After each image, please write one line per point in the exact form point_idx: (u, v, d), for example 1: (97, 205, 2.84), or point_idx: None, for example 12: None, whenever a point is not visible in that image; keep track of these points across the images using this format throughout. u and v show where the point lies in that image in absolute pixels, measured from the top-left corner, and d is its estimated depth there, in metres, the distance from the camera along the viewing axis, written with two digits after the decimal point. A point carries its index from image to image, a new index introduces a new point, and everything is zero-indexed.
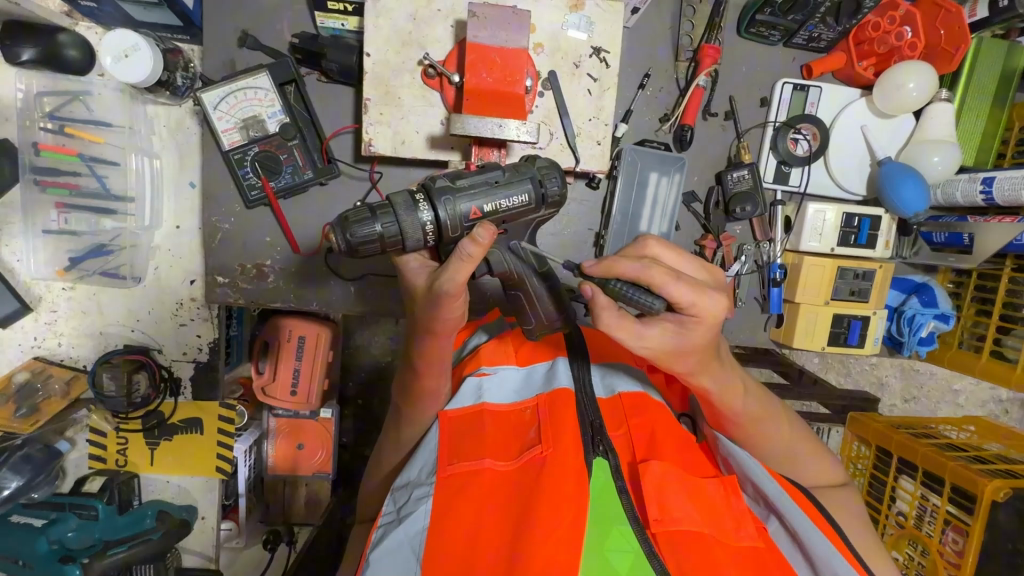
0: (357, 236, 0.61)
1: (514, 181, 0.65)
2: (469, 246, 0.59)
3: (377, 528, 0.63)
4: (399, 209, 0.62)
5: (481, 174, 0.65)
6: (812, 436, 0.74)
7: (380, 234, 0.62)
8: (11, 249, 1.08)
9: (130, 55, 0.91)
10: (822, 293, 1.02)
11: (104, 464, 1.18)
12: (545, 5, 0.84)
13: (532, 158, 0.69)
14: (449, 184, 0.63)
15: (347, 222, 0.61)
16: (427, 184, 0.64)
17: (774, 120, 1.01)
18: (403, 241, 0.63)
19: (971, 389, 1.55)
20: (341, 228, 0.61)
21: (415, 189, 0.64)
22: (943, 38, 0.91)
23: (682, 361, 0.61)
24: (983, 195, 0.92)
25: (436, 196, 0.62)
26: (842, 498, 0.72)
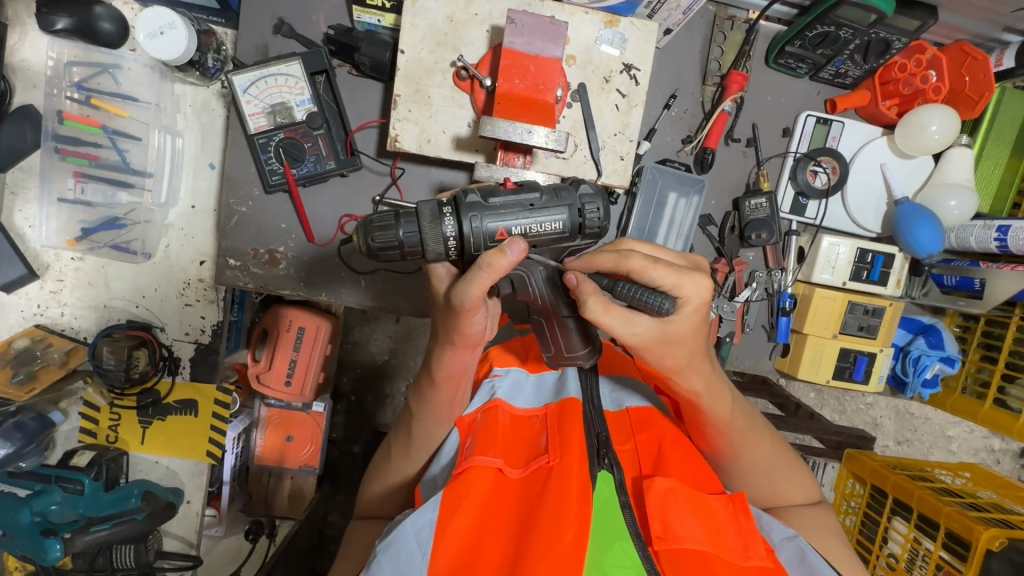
0: (378, 241, 0.62)
1: (550, 202, 0.63)
2: (494, 258, 0.59)
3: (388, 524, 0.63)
4: (424, 219, 0.62)
5: (517, 195, 0.63)
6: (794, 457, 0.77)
7: (402, 241, 0.62)
8: (24, 214, 1.08)
9: (165, 32, 0.92)
10: (831, 326, 1.03)
11: (95, 439, 1.17)
12: (581, 19, 0.85)
13: (576, 180, 0.67)
14: (480, 201, 0.62)
15: (373, 224, 0.62)
16: (458, 198, 0.63)
17: (795, 151, 1.01)
18: (423, 251, 0.63)
19: (965, 436, 1.55)
20: (364, 230, 0.62)
21: (445, 201, 0.63)
22: (967, 85, 0.93)
23: (675, 352, 0.64)
24: (997, 242, 0.93)
25: (464, 210, 0.61)
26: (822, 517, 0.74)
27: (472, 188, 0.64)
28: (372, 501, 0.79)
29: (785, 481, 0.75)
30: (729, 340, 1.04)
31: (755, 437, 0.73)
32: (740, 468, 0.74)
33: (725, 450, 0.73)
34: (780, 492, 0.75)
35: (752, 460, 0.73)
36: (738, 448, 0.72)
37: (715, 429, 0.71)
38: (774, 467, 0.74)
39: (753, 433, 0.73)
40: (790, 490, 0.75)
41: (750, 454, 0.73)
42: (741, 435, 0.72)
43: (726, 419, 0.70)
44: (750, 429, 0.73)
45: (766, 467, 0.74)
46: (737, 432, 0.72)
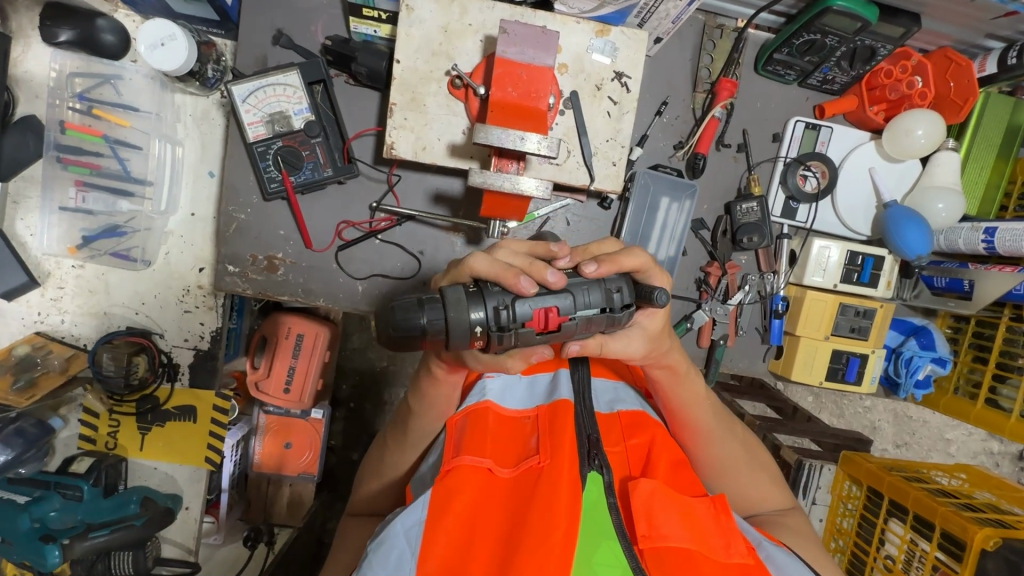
0: (401, 333, 0.54)
1: (577, 332, 0.59)
2: (514, 361, 0.60)
3: (374, 522, 0.64)
4: (454, 326, 0.55)
5: (551, 333, 0.58)
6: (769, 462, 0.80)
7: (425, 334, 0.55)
8: (26, 223, 1.09)
9: (166, 44, 0.93)
10: (823, 328, 1.04)
11: (94, 446, 1.18)
12: (573, 28, 0.86)
13: (615, 317, 0.59)
14: (515, 330, 0.56)
15: (393, 316, 0.54)
16: (493, 333, 0.56)
17: (785, 155, 1.03)
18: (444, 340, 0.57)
19: (963, 438, 1.56)
20: (384, 318, 0.55)
21: (478, 337, 0.55)
22: (953, 89, 0.94)
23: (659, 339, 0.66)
24: (984, 244, 0.94)
25: (496, 336, 0.56)
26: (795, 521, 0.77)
27: (511, 321, 0.56)
28: (367, 498, 0.80)
29: (765, 491, 0.77)
30: (723, 342, 1.05)
31: (736, 445, 0.76)
32: (719, 473, 0.77)
33: (704, 454, 0.76)
34: (757, 500, 0.77)
35: (732, 466, 0.76)
36: (715, 453, 0.76)
37: (699, 428, 0.75)
38: (755, 476, 0.77)
39: (736, 440, 0.76)
40: (767, 499, 0.78)
41: (730, 460, 0.76)
42: (721, 440, 0.75)
43: (709, 420, 0.74)
44: (733, 433, 0.76)
45: (748, 476, 0.77)
46: (717, 436, 0.75)
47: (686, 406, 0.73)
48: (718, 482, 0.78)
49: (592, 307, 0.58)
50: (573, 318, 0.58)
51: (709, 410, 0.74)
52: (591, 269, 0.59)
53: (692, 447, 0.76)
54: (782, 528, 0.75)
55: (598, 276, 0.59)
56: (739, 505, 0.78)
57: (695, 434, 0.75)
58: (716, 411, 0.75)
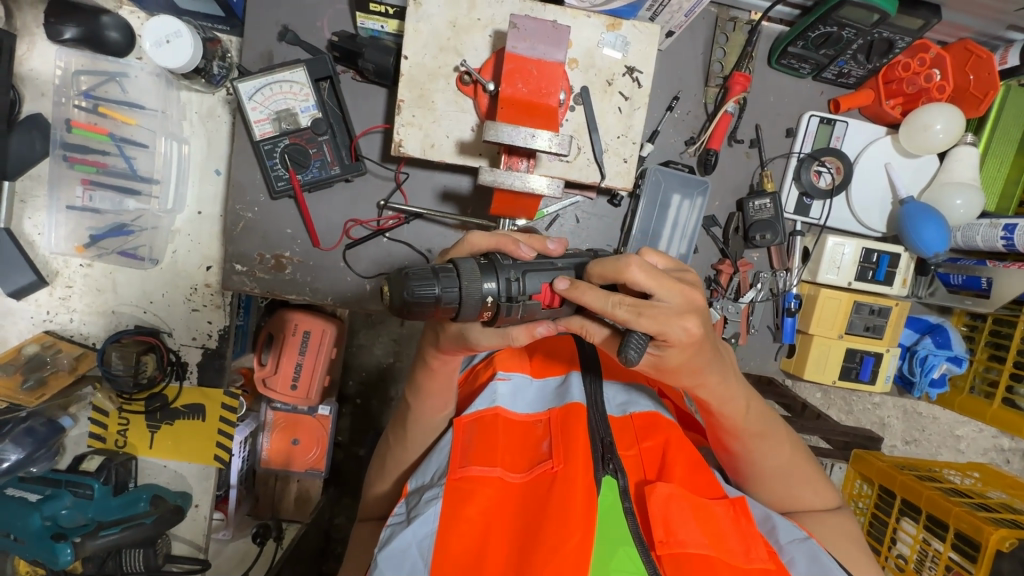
0: (415, 295, 0.53)
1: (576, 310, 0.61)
2: (521, 332, 0.60)
3: (384, 529, 0.63)
4: (467, 283, 0.55)
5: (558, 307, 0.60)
6: (815, 465, 0.76)
7: (438, 298, 0.54)
8: (34, 222, 1.09)
9: (172, 41, 0.92)
10: (836, 327, 1.02)
11: (104, 444, 1.18)
12: (583, 23, 0.85)
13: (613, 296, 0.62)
14: (524, 298, 0.57)
15: (408, 284, 0.53)
16: (503, 304, 0.57)
17: (799, 151, 1.01)
18: (457, 311, 0.56)
19: (974, 435, 1.55)
20: (397, 284, 0.53)
21: (489, 306, 0.56)
22: (971, 83, 0.92)
23: (684, 367, 0.60)
24: (1004, 241, 0.92)
25: (509, 301, 0.57)
26: (839, 522, 0.74)
27: (521, 293, 0.57)
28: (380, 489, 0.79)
29: (802, 494, 0.75)
30: (735, 341, 1.03)
31: (776, 457, 0.72)
32: (752, 477, 0.75)
33: (739, 461, 0.74)
34: (792, 502, 0.75)
35: (769, 474, 0.74)
36: (753, 463, 0.73)
37: (735, 439, 0.71)
38: (793, 481, 0.74)
39: (778, 450, 0.72)
40: (810, 500, 0.75)
41: (768, 469, 0.73)
42: (759, 451, 0.72)
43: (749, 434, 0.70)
44: (775, 445, 0.72)
45: (785, 481, 0.74)
46: (755, 448, 0.72)
47: (723, 421, 0.69)
48: (755, 485, 0.76)
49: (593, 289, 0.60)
50: None
51: (748, 426, 0.70)
52: (561, 286, 0.57)
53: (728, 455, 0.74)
54: (813, 529, 0.74)
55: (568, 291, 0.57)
56: (780, 506, 0.77)
57: (732, 443, 0.72)
58: (757, 426, 0.70)
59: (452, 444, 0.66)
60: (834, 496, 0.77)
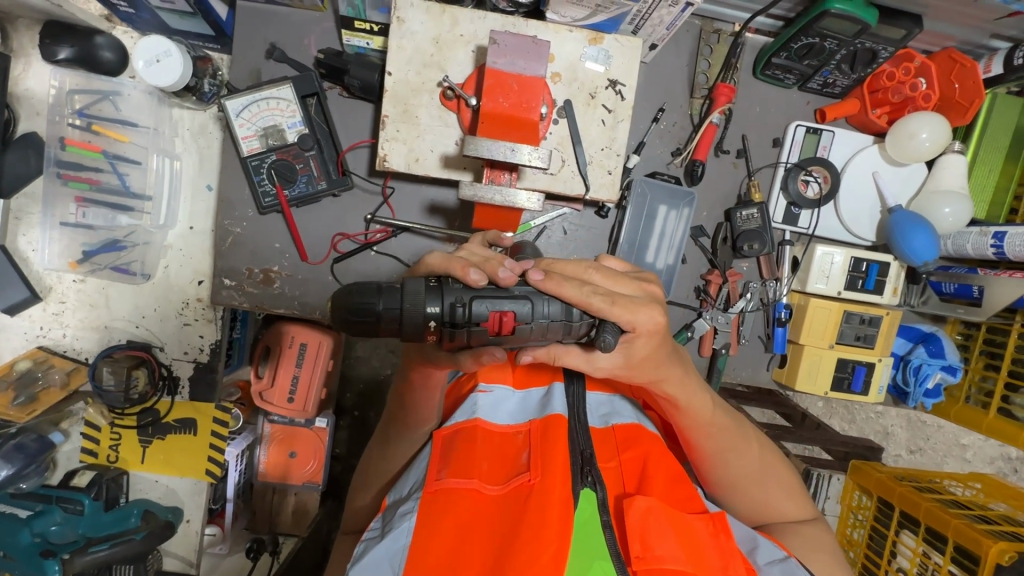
0: (354, 312, 0.55)
1: (532, 338, 0.59)
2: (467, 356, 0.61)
3: (360, 543, 0.62)
4: (408, 301, 0.56)
5: (506, 337, 0.58)
6: (786, 474, 0.77)
7: (380, 315, 0.55)
8: (28, 239, 1.11)
9: (162, 60, 0.94)
10: (827, 336, 1.02)
11: (96, 459, 1.18)
12: (565, 37, 0.86)
13: (573, 327, 0.59)
14: (467, 325, 0.57)
15: (350, 304, 0.55)
16: (445, 328, 0.57)
17: (786, 161, 1.01)
18: (400, 331, 0.57)
19: (980, 445, 1.52)
20: (340, 303, 0.55)
21: (430, 329, 0.56)
22: (958, 91, 0.92)
23: (644, 368, 0.65)
24: (993, 249, 0.92)
25: (450, 328, 0.57)
26: (813, 532, 0.75)
27: (465, 319, 0.57)
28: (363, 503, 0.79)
29: (776, 500, 0.76)
30: (725, 351, 1.03)
31: (747, 464, 0.74)
32: (728, 486, 0.75)
33: (715, 468, 0.75)
34: (766, 509, 0.76)
35: (742, 481, 0.75)
36: (727, 471, 0.74)
37: (703, 446, 0.73)
38: (765, 486, 0.75)
39: (747, 452, 0.74)
40: (783, 510, 0.76)
41: (740, 478, 0.74)
42: (730, 458, 0.73)
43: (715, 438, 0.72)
44: (744, 446, 0.74)
45: (758, 486, 0.75)
46: (727, 451, 0.73)
47: (692, 425, 0.72)
48: (728, 495, 0.77)
49: (551, 320, 0.58)
50: (530, 324, 0.58)
51: (715, 431, 0.72)
52: (534, 278, 0.59)
53: (702, 464, 0.75)
54: (789, 536, 0.74)
55: (539, 287, 0.59)
56: (753, 518, 0.77)
57: (702, 452, 0.74)
58: (724, 430, 0.73)
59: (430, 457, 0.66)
60: (807, 506, 0.78)
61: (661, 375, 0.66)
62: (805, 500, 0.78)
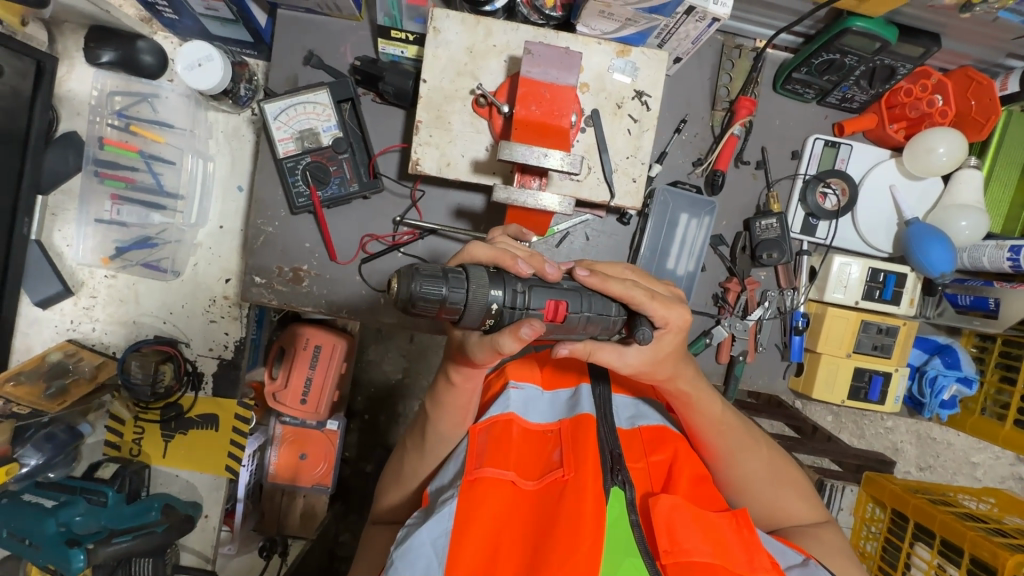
0: (422, 293, 0.54)
1: (575, 330, 0.64)
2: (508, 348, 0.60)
3: (399, 530, 0.64)
4: (474, 284, 0.57)
5: (558, 324, 0.62)
6: (798, 477, 0.79)
7: (445, 298, 0.55)
8: (63, 234, 1.14)
9: (203, 65, 0.97)
10: (844, 345, 1.03)
11: (119, 452, 1.21)
12: (594, 49, 0.89)
13: (610, 321, 0.65)
14: (525, 310, 0.59)
15: (419, 281, 0.54)
16: (506, 313, 0.58)
17: (805, 173, 1.04)
18: (461, 315, 0.57)
19: (991, 462, 1.52)
20: (408, 279, 0.54)
21: (492, 312, 0.57)
22: (973, 108, 0.95)
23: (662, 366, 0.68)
24: (1010, 262, 0.93)
25: (511, 311, 0.58)
26: (829, 536, 0.76)
27: (524, 304, 0.59)
28: (391, 498, 0.80)
29: (789, 504, 0.77)
30: (742, 358, 1.04)
31: (759, 465, 0.76)
32: (742, 489, 0.76)
33: (729, 470, 0.76)
34: (781, 513, 0.77)
35: (755, 483, 0.76)
36: (739, 472, 0.76)
37: (716, 446, 0.75)
38: (778, 487, 0.77)
39: (759, 451, 0.76)
40: (797, 514, 0.77)
41: (754, 479, 0.75)
42: (742, 458, 0.75)
43: (727, 437, 0.74)
44: (756, 447, 0.76)
45: (772, 488, 0.76)
46: (741, 450, 0.75)
47: (705, 423, 0.74)
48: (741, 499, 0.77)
49: (595, 312, 0.63)
50: (577, 313, 0.62)
51: (728, 431, 0.74)
52: (580, 274, 0.64)
53: (715, 466, 0.76)
54: (806, 540, 0.75)
55: (584, 283, 0.64)
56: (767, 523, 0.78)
57: (716, 453, 0.75)
58: (736, 431, 0.75)
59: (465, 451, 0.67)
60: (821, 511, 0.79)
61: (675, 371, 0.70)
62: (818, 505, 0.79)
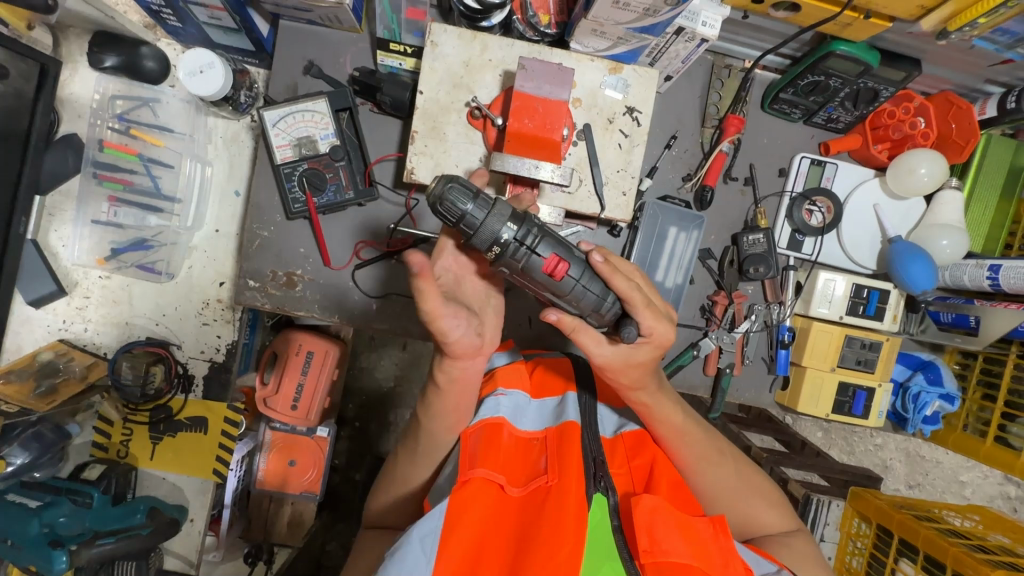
0: (449, 198, 0.62)
1: (570, 296, 0.68)
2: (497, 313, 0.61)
3: (390, 528, 0.64)
4: (495, 209, 0.63)
5: (556, 278, 0.66)
6: (768, 485, 0.81)
7: (467, 210, 0.62)
8: (59, 235, 1.15)
9: (205, 71, 0.99)
10: (829, 360, 1.05)
11: (105, 453, 1.20)
12: (587, 66, 0.91)
13: (605, 303, 0.68)
14: (531, 251, 0.65)
15: (452, 185, 0.62)
16: (513, 247, 0.64)
17: (791, 190, 1.06)
18: (475, 231, 0.63)
19: (978, 481, 1.53)
20: (444, 181, 0.63)
21: (501, 241, 0.63)
22: (954, 131, 0.97)
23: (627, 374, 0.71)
24: (989, 280, 0.96)
25: (517, 248, 0.64)
26: (803, 544, 0.77)
27: (532, 246, 0.65)
28: (379, 500, 0.81)
29: (760, 514, 0.78)
30: (729, 371, 1.05)
31: (725, 474, 0.77)
32: (708, 500, 0.78)
33: (695, 482, 0.78)
34: (750, 523, 0.79)
35: (721, 492, 0.77)
36: (706, 482, 0.77)
37: (681, 458, 0.77)
38: (747, 497, 0.78)
39: (723, 462, 0.78)
40: (769, 523, 0.79)
41: (721, 488, 0.77)
42: (708, 468, 0.77)
43: (691, 451, 0.76)
44: (719, 456, 0.78)
45: (738, 498, 0.78)
46: (703, 461, 0.77)
47: (669, 433, 0.76)
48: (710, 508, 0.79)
49: (592, 289, 0.67)
50: (577, 278, 0.66)
51: (692, 440, 0.76)
52: (597, 258, 0.66)
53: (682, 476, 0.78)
54: (776, 548, 0.76)
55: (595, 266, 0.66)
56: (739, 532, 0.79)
57: (681, 464, 0.77)
58: (700, 441, 0.77)
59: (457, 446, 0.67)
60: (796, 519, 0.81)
61: (637, 380, 0.71)
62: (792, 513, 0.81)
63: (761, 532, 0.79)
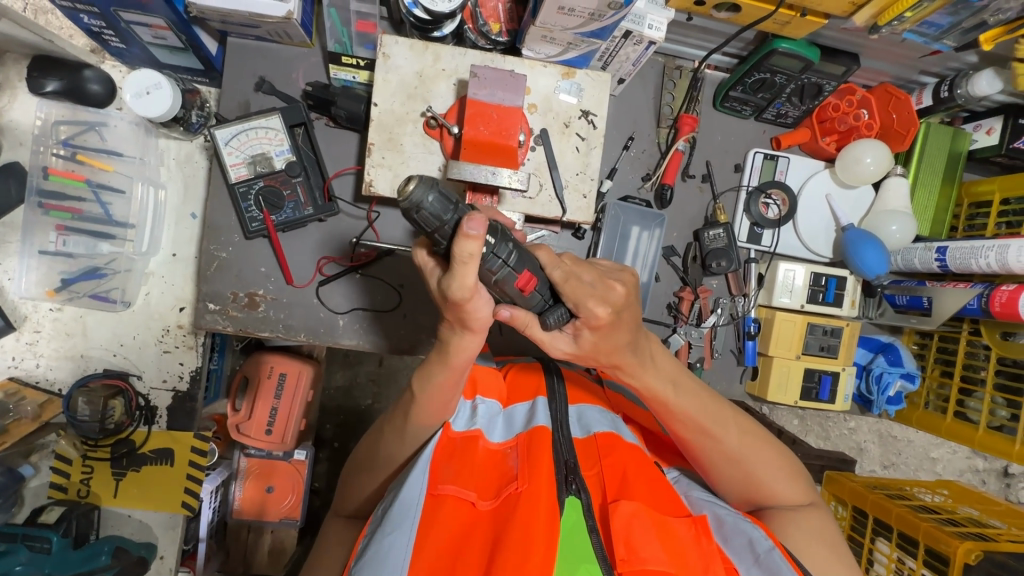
0: (431, 205, 0.55)
1: (528, 307, 0.67)
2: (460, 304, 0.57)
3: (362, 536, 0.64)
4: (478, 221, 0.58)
5: (524, 294, 0.65)
6: (777, 456, 0.80)
7: (445, 222, 0.56)
8: (5, 268, 1.10)
9: (151, 92, 0.97)
10: (794, 347, 1.07)
11: (65, 494, 1.14)
12: (540, 72, 0.92)
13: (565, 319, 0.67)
14: (505, 267, 0.61)
15: (434, 194, 0.55)
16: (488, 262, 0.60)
17: (747, 185, 1.09)
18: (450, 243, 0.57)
19: (949, 457, 1.58)
20: (424, 185, 0.54)
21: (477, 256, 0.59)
22: (895, 120, 1.02)
23: (613, 355, 0.70)
24: (937, 263, 1.01)
25: (490, 263, 0.61)
26: (804, 521, 0.77)
27: (508, 263, 0.61)
28: (356, 508, 0.81)
29: (767, 482, 0.78)
30: (699, 365, 1.07)
31: (732, 442, 0.76)
32: (710, 468, 0.78)
33: (703, 451, 0.77)
34: (761, 494, 0.78)
35: (730, 461, 0.77)
36: (714, 451, 0.77)
37: (684, 430, 0.76)
38: (751, 463, 0.77)
39: (724, 431, 0.76)
40: (778, 494, 0.78)
41: (728, 457, 0.76)
42: (715, 437, 0.76)
43: (691, 424, 0.75)
44: (725, 427, 0.76)
45: (742, 465, 0.77)
46: (710, 431, 0.76)
47: (671, 408, 0.75)
48: (720, 477, 0.79)
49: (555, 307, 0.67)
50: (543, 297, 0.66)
51: (695, 413, 0.75)
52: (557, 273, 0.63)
53: (690, 447, 0.78)
54: (781, 522, 0.77)
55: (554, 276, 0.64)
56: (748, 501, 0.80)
57: (684, 435, 0.77)
58: (705, 413, 0.76)
59: (425, 461, 0.67)
60: (806, 492, 0.80)
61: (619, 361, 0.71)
62: (804, 487, 0.80)
63: (770, 502, 0.79)
